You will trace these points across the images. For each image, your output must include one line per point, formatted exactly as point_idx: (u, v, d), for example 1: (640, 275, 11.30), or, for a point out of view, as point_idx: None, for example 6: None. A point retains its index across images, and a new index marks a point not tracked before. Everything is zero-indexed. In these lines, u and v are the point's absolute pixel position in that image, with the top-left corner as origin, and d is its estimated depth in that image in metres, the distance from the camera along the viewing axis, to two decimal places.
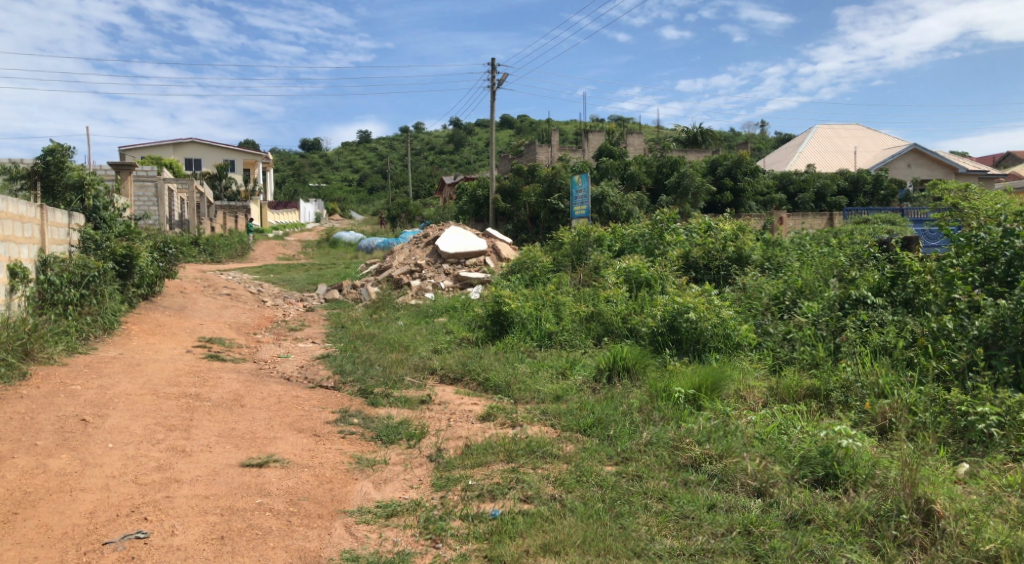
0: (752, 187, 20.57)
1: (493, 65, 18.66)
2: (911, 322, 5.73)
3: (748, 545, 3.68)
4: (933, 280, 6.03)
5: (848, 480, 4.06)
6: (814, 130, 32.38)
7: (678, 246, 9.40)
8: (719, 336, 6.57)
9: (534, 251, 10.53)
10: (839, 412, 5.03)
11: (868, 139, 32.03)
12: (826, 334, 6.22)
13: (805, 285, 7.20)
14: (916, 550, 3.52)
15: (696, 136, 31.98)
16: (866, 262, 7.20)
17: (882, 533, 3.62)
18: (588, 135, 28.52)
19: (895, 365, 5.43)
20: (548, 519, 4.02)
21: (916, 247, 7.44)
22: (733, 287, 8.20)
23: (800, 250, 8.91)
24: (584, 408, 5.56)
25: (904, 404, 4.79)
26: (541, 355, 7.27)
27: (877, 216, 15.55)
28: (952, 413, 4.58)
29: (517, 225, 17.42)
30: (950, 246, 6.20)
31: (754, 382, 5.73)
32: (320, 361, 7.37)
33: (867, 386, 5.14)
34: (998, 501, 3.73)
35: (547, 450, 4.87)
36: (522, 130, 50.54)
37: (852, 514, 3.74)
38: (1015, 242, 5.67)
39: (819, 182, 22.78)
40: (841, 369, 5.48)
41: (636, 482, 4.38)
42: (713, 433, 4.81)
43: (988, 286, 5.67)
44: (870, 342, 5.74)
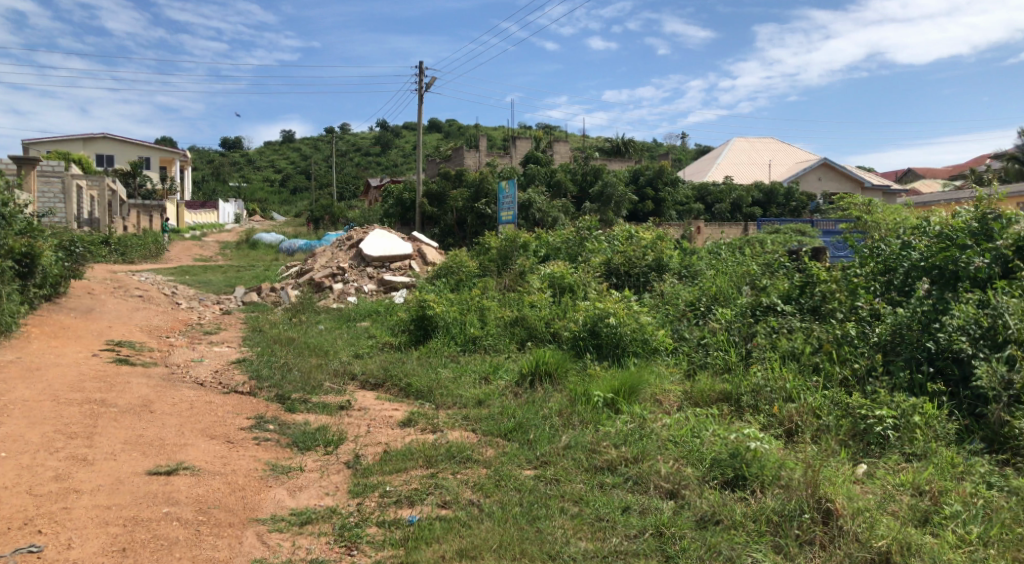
0: (671, 197, 21.17)
1: (420, 68, 18.66)
2: (818, 328, 5.96)
3: (659, 546, 3.77)
4: (837, 290, 6.25)
5: (755, 481, 4.20)
6: (732, 143, 33.58)
7: (600, 253, 9.55)
8: (637, 342, 6.72)
9: (460, 255, 10.51)
10: (748, 416, 5.20)
11: (782, 152, 33.27)
12: (738, 339, 6.45)
13: (719, 292, 7.44)
14: (816, 548, 3.66)
15: (620, 145, 32.70)
16: (777, 270, 7.54)
17: (785, 532, 3.76)
18: (515, 141, 28.79)
19: (802, 370, 5.63)
20: (465, 524, 4.03)
21: (824, 257, 7.84)
22: (652, 294, 8.38)
23: (716, 258, 9.21)
24: (505, 413, 5.59)
25: (810, 408, 4.98)
26: (464, 359, 7.28)
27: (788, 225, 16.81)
28: (852, 416, 4.79)
29: (443, 230, 17.30)
30: (854, 257, 6.55)
31: (670, 386, 5.90)
32: (236, 366, 7.19)
33: (775, 390, 5.34)
34: (891, 499, 3.91)
35: (467, 455, 4.88)
36: (450, 134, 50.46)
37: (759, 514, 3.88)
38: (912, 254, 6.00)
39: (735, 194, 23.53)
40: (752, 373, 5.67)
41: (554, 485, 4.44)
42: (629, 436, 4.92)
43: (888, 296, 5.99)
44: (779, 348, 5.93)
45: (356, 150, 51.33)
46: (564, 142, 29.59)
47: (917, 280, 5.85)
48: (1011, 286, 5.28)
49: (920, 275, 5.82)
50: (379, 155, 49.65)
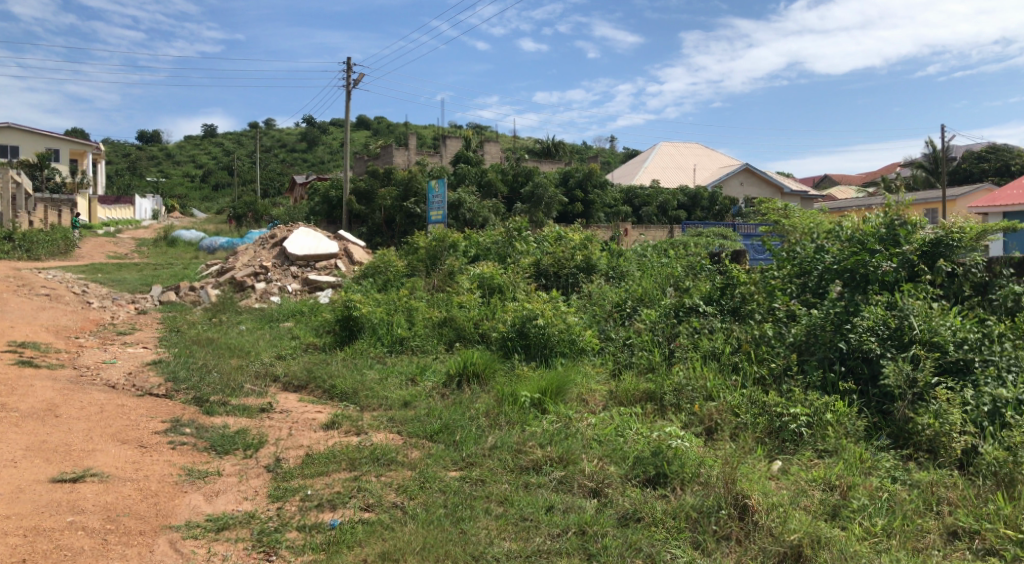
0: (600, 199, 21.47)
1: (348, 65, 18.40)
2: (737, 329, 6.15)
3: (581, 544, 3.80)
4: (756, 292, 6.52)
5: (676, 479, 4.28)
6: (659, 147, 34.29)
7: (530, 254, 9.58)
8: (565, 342, 6.76)
9: (388, 255, 10.40)
10: (670, 414, 5.31)
11: (706, 157, 34.10)
12: (662, 339, 6.59)
13: (645, 294, 7.56)
14: (732, 543, 3.75)
15: (549, 147, 32.97)
16: (699, 273, 7.74)
17: (703, 528, 3.84)
18: (445, 140, 28.71)
19: (721, 369, 5.79)
20: (387, 527, 3.98)
21: (744, 260, 8.07)
22: (580, 295, 8.46)
23: (642, 260, 9.35)
24: (432, 414, 5.56)
25: (729, 407, 5.13)
26: (390, 360, 7.19)
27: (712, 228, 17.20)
28: (768, 414, 4.93)
29: (371, 229, 17.13)
30: (773, 260, 6.76)
31: (595, 386, 5.98)
32: (151, 367, 6.93)
33: (696, 389, 5.47)
34: (804, 495, 4.03)
35: (391, 458, 4.82)
36: (379, 132, 49.88)
37: (678, 511, 3.97)
38: (825, 257, 6.22)
39: (661, 198, 24.01)
40: (674, 372, 5.81)
41: (479, 486, 4.43)
42: (555, 436, 4.95)
43: (803, 297, 6.19)
44: (701, 348, 6.10)
45: (282, 146, 50.21)
46: (495, 142, 29.63)
47: (830, 282, 6.06)
48: (915, 289, 5.55)
49: (833, 277, 6.04)
50: (305, 152, 48.68)
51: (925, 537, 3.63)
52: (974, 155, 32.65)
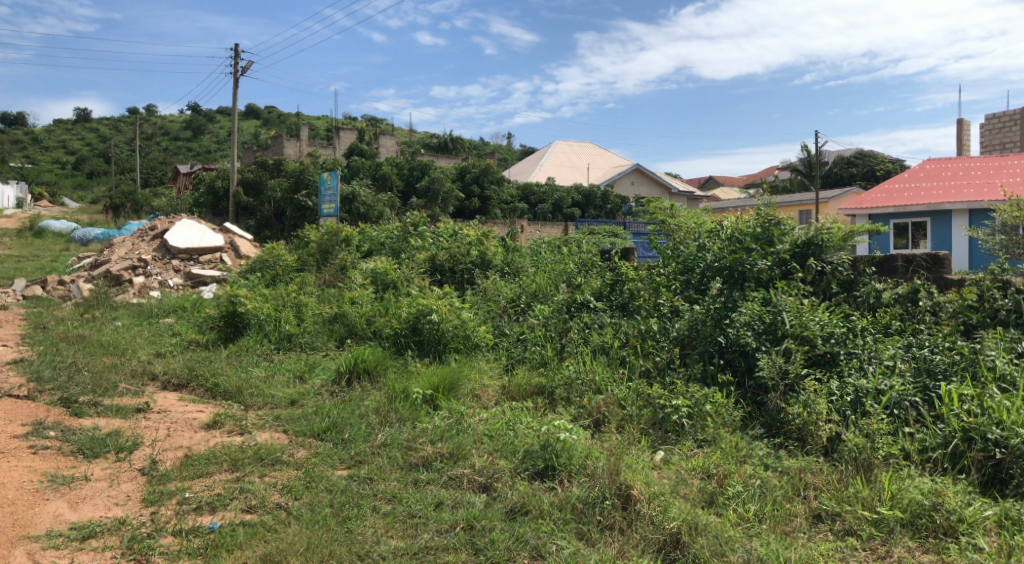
0: (496, 195, 21.63)
1: (236, 51, 17.74)
2: (625, 324, 6.34)
3: (469, 539, 3.81)
4: (642, 288, 6.73)
5: (563, 471, 4.35)
6: (554, 146, 34.83)
7: (424, 249, 9.53)
8: (459, 338, 6.76)
9: (277, 249, 10.09)
10: (560, 408, 5.40)
11: (599, 156, 34.86)
12: (553, 334, 6.69)
13: (538, 290, 7.69)
14: (615, 532, 3.83)
15: (446, 142, 32.91)
16: (590, 269, 7.90)
17: (588, 519, 3.92)
18: (339, 132, 28.18)
19: (610, 363, 5.94)
20: (271, 529, 3.87)
21: (634, 257, 8.31)
22: (475, 291, 8.47)
23: (536, 256, 9.47)
24: (320, 412, 5.43)
25: (616, 399, 5.29)
26: (278, 357, 6.98)
27: (604, 227, 16.41)
28: (652, 406, 5.10)
29: (260, 221, 16.58)
30: (659, 258, 7.00)
31: (488, 381, 6.02)
32: (11, 367, 6.45)
33: (585, 383, 5.60)
34: (684, 483, 4.18)
35: (276, 457, 4.68)
36: (269, 123, 48.30)
37: (564, 503, 4.04)
38: (706, 255, 6.49)
39: (556, 195, 24.38)
40: (565, 367, 5.93)
41: (367, 484, 4.36)
42: (446, 432, 4.93)
43: (686, 293, 6.42)
44: (591, 342, 6.25)
45: (163, 134, 47.77)
46: (390, 135, 29.25)
47: (712, 279, 6.32)
48: (788, 287, 5.86)
49: (714, 275, 6.31)
50: (189, 140, 46.52)
51: (793, 520, 3.79)
52: (844, 160, 34.80)
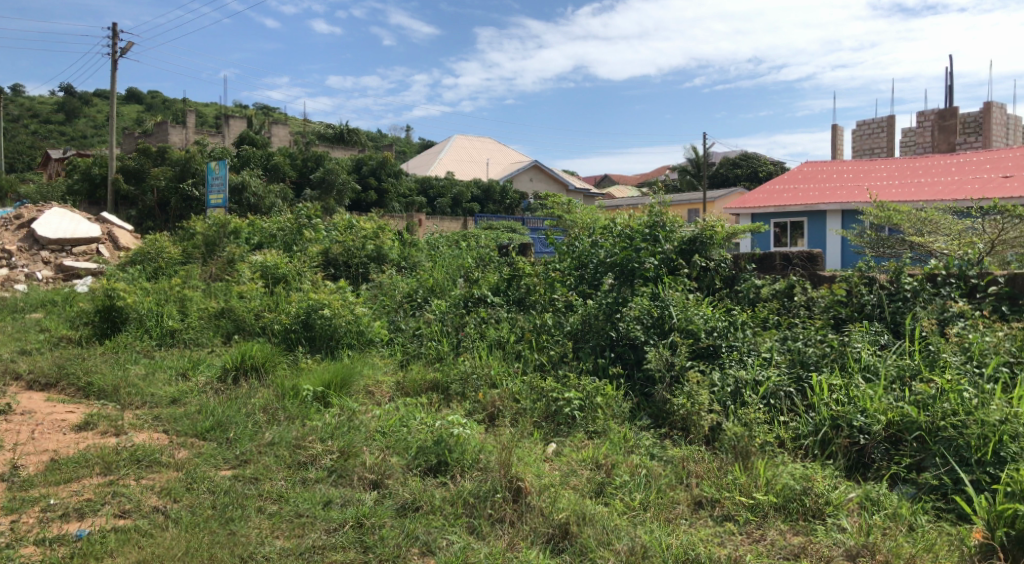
0: (394, 188, 21.37)
1: (114, 30, 16.75)
2: (521, 319, 6.41)
3: (357, 537, 3.75)
4: (538, 283, 6.81)
5: (456, 466, 4.34)
6: (453, 140, 34.74)
7: (318, 242, 9.30)
8: (352, 333, 6.65)
9: (160, 241, 9.55)
10: (454, 403, 5.40)
11: (497, 152, 34.99)
12: (450, 329, 6.68)
13: (435, 285, 7.66)
14: (505, 524, 3.85)
15: (342, 133, 32.26)
16: (488, 264, 7.94)
17: (479, 513, 3.93)
18: (229, 120, 27.17)
19: (506, 357, 5.97)
20: (146, 534, 3.68)
21: (531, 253, 8.39)
22: (370, 285, 8.33)
23: (433, 250, 9.41)
24: (203, 411, 5.20)
25: (510, 394, 5.33)
26: (159, 354, 6.65)
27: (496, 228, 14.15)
28: (546, 399, 5.17)
29: (141, 211, 15.76)
30: (555, 253, 7.10)
31: (382, 377, 5.95)
32: None
33: (480, 377, 5.61)
34: (574, 474, 4.26)
35: (154, 459, 4.46)
36: (152, 108, 45.92)
37: (456, 498, 4.03)
38: (600, 252, 6.62)
39: (455, 189, 24.33)
40: (460, 362, 5.94)
41: (252, 484, 4.21)
42: (336, 429, 4.83)
43: (580, 288, 6.54)
44: (487, 337, 6.28)
45: (33, 115, 44.58)
46: (283, 125, 28.40)
47: (604, 275, 6.46)
48: (675, 282, 6.08)
49: (606, 270, 6.45)
50: (63, 124, 43.64)
51: (675, 508, 3.92)
52: (730, 161, 36.30)
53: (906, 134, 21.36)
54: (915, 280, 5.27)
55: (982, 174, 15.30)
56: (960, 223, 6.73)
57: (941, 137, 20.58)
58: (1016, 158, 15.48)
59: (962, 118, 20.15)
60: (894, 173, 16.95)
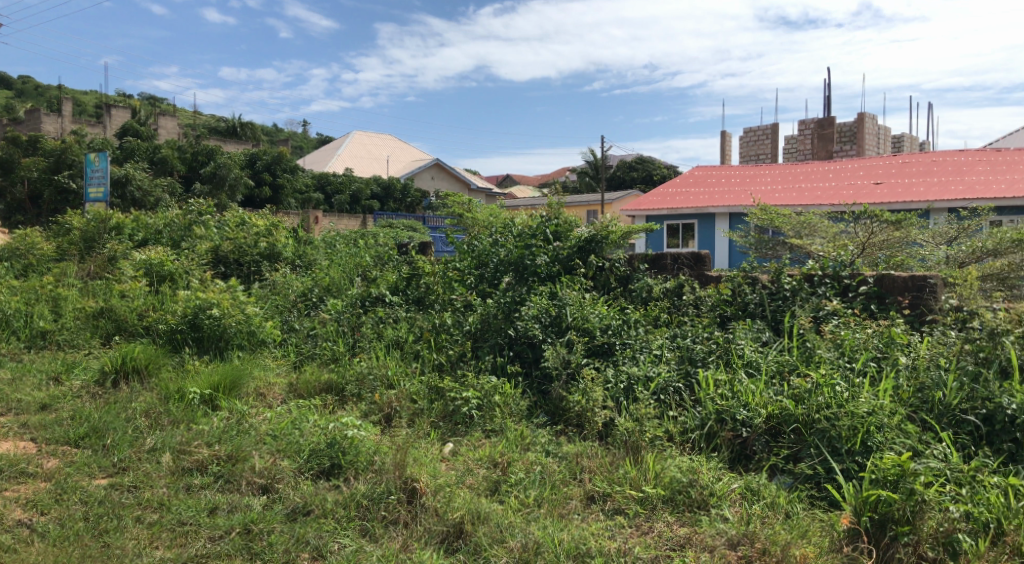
0: (290, 184, 20.82)
1: None
2: (419, 319, 6.37)
3: (244, 543, 3.62)
4: (437, 282, 6.81)
5: (350, 468, 4.25)
6: (352, 136, 34.18)
7: (207, 239, 8.93)
8: (243, 334, 6.41)
9: (31, 236, 8.90)
10: (349, 404, 5.31)
11: (398, 149, 34.59)
12: (346, 329, 6.56)
13: (332, 283, 7.50)
14: (398, 526, 3.81)
15: (235, 126, 31.18)
16: (386, 263, 7.86)
17: (372, 515, 3.87)
18: (111, 110, 25.81)
19: (403, 357, 5.91)
20: (8, 550, 3.45)
21: (430, 252, 8.35)
22: (263, 284, 8.07)
23: (330, 248, 9.23)
24: (77, 417, 4.90)
25: (407, 394, 5.29)
26: (29, 357, 6.22)
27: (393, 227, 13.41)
28: (443, 399, 5.14)
29: (10, 205, 14.71)
30: (455, 252, 7.09)
31: (274, 378, 5.78)
32: None
33: (377, 378, 5.55)
34: (470, 474, 4.26)
35: (20, 469, 4.17)
36: (24, 94, 42.99)
37: (348, 501, 3.96)
38: (499, 251, 6.65)
39: (354, 186, 23.90)
40: (356, 363, 5.84)
41: (130, 493, 4.01)
42: (224, 433, 4.64)
43: (480, 287, 6.55)
44: (385, 337, 6.21)
45: None
46: (170, 116, 27.15)
47: (503, 274, 6.50)
48: (571, 282, 6.19)
49: (505, 270, 6.49)
50: None
51: (568, 503, 3.98)
52: (626, 163, 37.25)
53: (788, 142, 22.55)
54: (794, 280, 5.55)
55: (857, 180, 16.30)
56: (835, 227, 7.15)
57: (820, 145, 21.80)
58: (886, 166, 16.59)
59: (839, 128, 21.42)
60: (777, 178, 17.85)
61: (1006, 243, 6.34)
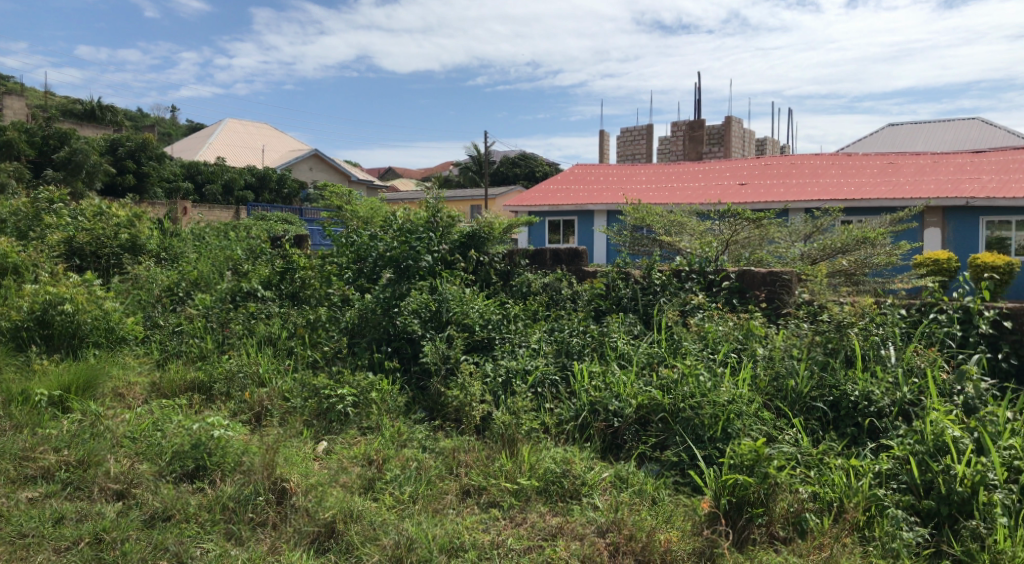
0: (155, 172, 19.72)
1: None
2: (293, 314, 6.17)
3: (94, 554, 3.42)
4: (313, 277, 6.63)
5: (216, 470, 4.06)
6: (225, 124, 32.76)
7: (60, 228, 8.29)
8: (99, 330, 6.02)
9: None
10: (217, 404, 5.09)
11: (274, 138, 33.43)
12: (214, 325, 6.27)
13: (200, 277, 7.15)
14: (267, 528, 3.69)
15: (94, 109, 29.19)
16: (259, 256, 7.57)
17: (239, 518, 3.73)
18: None
19: (277, 354, 5.72)
20: None
21: (306, 245, 8.12)
22: (122, 278, 7.58)
23: (198, 242, 8.80)
24: None
25: (279, 392, 5.12)
26: None
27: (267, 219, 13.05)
28: (318, 396, 5.01)
29: None
30: (333, 246, 6.92)
31: (135, 378, 5.45)
32: None
33: (248, 376, 5.34)
34: (344, 472, 4.17)
35: None
36: None
37: (213, 503, 3.80)
38: (378, 245, 6.55)
39: (226, 176, 22.94)
40: (226, 360, 5.61)
41: None
42: (75, 437, 4.33)
43: (358, 282, 6.42)
44: (257, 333, 5.98)
45: None
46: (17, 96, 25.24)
47: (382, 269, 6.40)
48: (451, 276, 6.19)
49: (384, 264, 6.40)
50: None
51: (444, 498, 3.97)
52: (508, 159, 37.61)
53: (662, 143, 23.45)
54: (663, 275, 5.79)
55: (724, 181, 17.13)
56: (703, 224, 7.49)
57: (691, 147, 22.77)
58: (751, 167, 17.55)
59: (708, 130, 22.43)
60: (651, 177, 18.52)
61: (852, 241, 6.85)
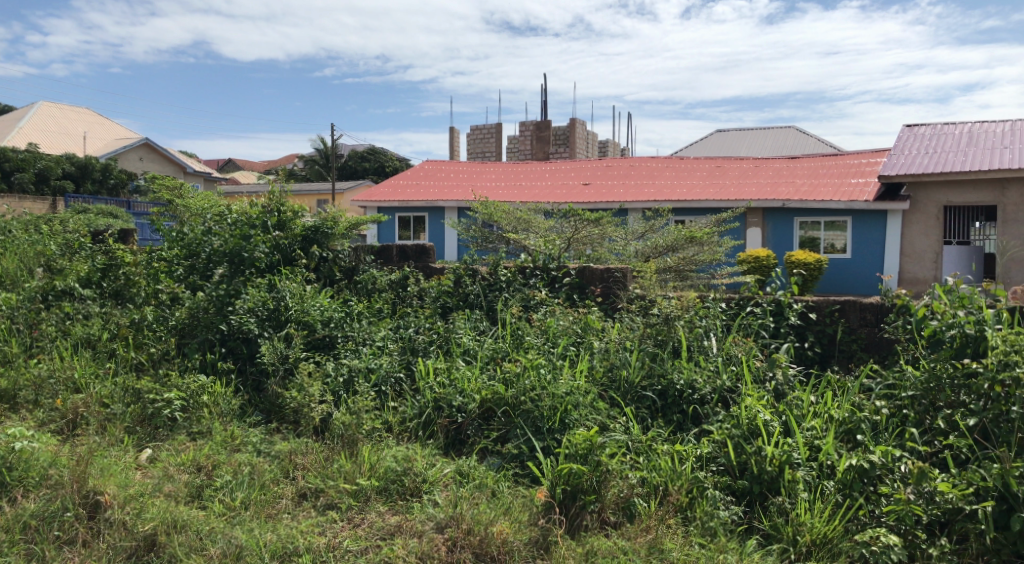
0: None
1: None
2: (115, 314, 5.73)
3: None
4: (139, 274, 6.19)
5: (17, 486, 3.71)
6: (40, 107, 29.93)
7: None
8: None
9: None
10: (23, 414, 4.65)
11: (99, 125, 30.94)
12: (21, 327, 5.71)
13: (5, 275, 6.48)
14: (76, 546, 3.42)
15: None
16: (77, 252, 6.97)
17: (42, 536, 3.44)
18: None
19: (95, 358, 5.29)
20: None
21: (132, 240, 7.56)
22: None
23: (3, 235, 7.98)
24: None
25: (97, 398, 4.74)
26: None
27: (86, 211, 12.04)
28: (141, 401, 4.68)
29: None
30: (162, 241, 6.49)
31: None
32: None
33: (60, 382, 4.91)
34: (169, 480, 3.92)
35: None
36: None
37: (12, 523, 3.49)
38: (212, 239, 6.20)
39: (39, 164, 20.92)
40: (34, 365, 5.12)
41: None
42: None
43: (189, 280, 6.04)
44: (73, 335, 5.50)
45: None
46: None
47: (216, 265, 6.07)
48: (291, 273, 5.98)
49: (218, 260, 6.08)
50: None
51: (278, 503, 3.83)
52: (357, 153, 36.90)
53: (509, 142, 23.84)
54: (508, 272, 5.88)
55: (569, 181, 17.67)
56: (547, 222, 7.68)
57: (537, 147, 23.31)
58: (594, 168, 18.21)
59: (554, 131, 23.02)
60: (499, 176, 18.77)
61: (681, 240, 7.27)
